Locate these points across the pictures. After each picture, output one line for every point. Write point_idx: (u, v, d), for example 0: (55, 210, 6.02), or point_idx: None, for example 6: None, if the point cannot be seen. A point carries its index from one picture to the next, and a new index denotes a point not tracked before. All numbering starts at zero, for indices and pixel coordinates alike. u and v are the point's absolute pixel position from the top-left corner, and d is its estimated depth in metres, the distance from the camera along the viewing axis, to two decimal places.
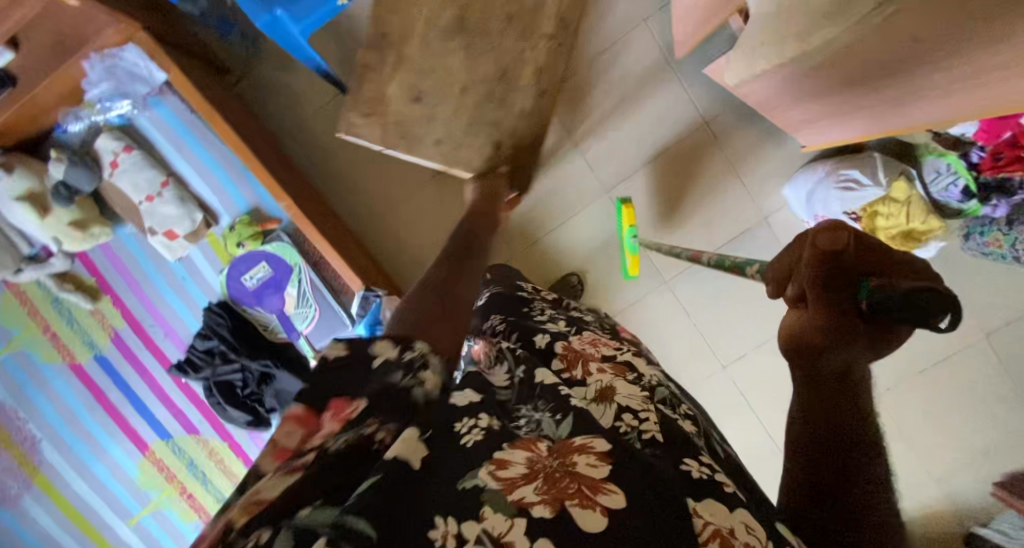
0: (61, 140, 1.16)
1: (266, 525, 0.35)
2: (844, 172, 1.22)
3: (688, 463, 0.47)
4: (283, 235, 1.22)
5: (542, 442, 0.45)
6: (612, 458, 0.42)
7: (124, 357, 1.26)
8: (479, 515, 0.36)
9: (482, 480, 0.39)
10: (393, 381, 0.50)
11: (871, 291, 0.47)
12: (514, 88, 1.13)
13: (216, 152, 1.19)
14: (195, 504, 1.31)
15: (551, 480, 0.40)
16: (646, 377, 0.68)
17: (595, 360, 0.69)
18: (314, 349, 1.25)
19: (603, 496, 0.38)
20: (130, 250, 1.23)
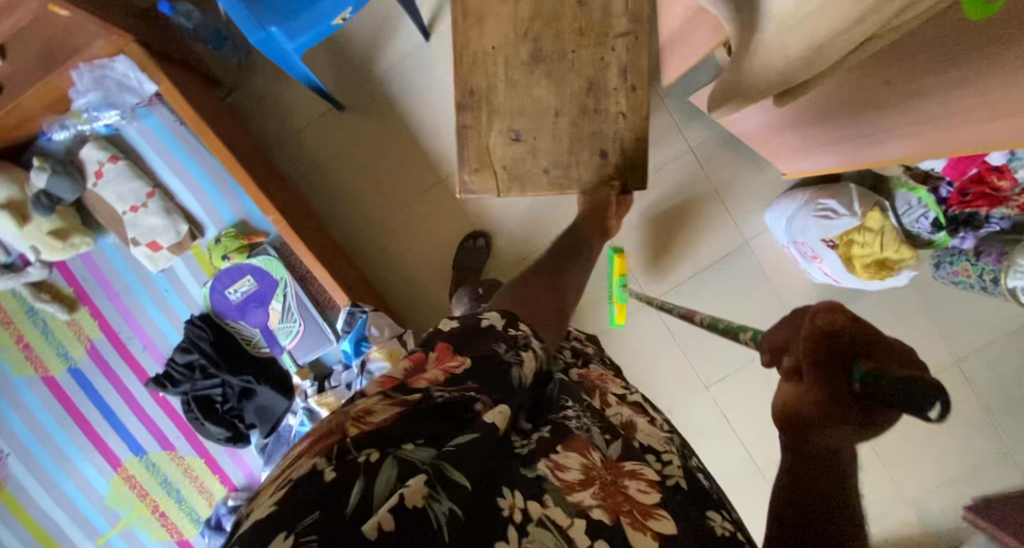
0: (44, 148, 1.15)
1: (372, 447, 0.44)
2: (822, 202, 1.26)
3: (713, 517, 0.54)
4: (270, 248, 1.21)
5: (594, 451, 0.57)
6: (656, 488, 0.55)
7: (99, 370, 1.23)
8: (544, 501, 0.46)
9: (544, 472, 0.50)
10: (501, 352, 0.64)
11: (867, 374, 0.45)
12: (608, 92, 0.89)
13: (205, 165, 1.18)
14: (167, 523, 1.27)
15: (607, 494, 0.51)
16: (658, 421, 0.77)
17: (611, 395, 0.78)
18: (296, 364, 1.24)
19: (653, 522, 0.50)
20: (111, 260, 1.21)
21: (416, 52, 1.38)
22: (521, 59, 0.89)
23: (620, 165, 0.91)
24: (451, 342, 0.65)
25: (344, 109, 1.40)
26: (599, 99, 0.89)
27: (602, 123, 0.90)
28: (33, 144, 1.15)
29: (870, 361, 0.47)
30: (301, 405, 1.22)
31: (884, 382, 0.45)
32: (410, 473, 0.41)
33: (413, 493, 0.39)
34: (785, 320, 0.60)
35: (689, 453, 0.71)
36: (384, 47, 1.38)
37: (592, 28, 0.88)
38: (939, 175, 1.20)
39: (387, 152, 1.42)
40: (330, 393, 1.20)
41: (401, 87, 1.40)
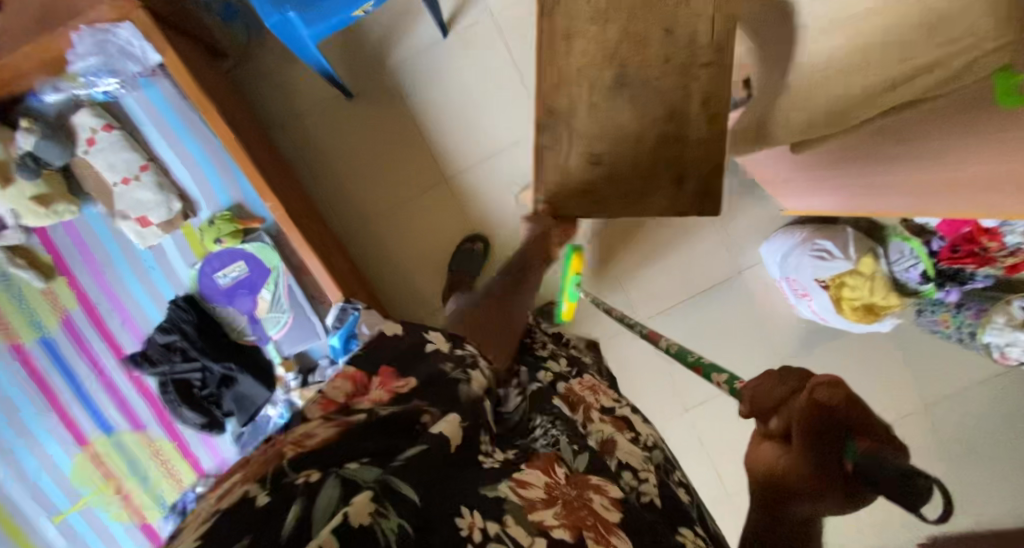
0: (34, 108, 1.09)
1: (315, 467, 0.42)
2: (819, 242, 1.29)
3: (681, 530, 0.52)
4: (265, 235, 1.17)
5: (560, 467, 0.53)
6: (620, 505, 0.50)
7: (73, 342, 1.18)
8: (502, 520, 0.41)
9: (504, 493, 0.44)
10: (444, 371, 0.60)
11: (860, 455, 0.46)
12: (693, 118, 0.92)
13: (204, 142, 1.13)
14: (130, 505, 1.23)
15: (569, 508, 0.46)
16: (644, 435, 0.70)
17: (595, 410, 0.72)
18: (281, 355, 1.21)
19: (615, 538, 0.45)
20: (95, 231, 1.16)
21: (432, 48, 1.36)
22: (605, 82, 0.92)
23: (695, 194, 0.96)
24: (393, 364, 0.63)
25: (352, 97, 1.37)
26: (681, 126, 0.93)
27: (681, 150, 0.94)
28: (21, 104, 1.08)
29: (863, 439, 0.47)
30: (282, 396, 1.21)
31: (881, 467, 0.45)
32: (354, 490, 0.38)
33: (359, 512, 0.35)
34: (774, 377, 0.59)
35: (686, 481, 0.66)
36: (399, 39, 1.36)
37: (681, 50, 0.90)
38: (933, 230, 1.22)
39: (392, 146, 1.40)
40: (313, 389, 1.19)
41: (413, 82, 1.37)
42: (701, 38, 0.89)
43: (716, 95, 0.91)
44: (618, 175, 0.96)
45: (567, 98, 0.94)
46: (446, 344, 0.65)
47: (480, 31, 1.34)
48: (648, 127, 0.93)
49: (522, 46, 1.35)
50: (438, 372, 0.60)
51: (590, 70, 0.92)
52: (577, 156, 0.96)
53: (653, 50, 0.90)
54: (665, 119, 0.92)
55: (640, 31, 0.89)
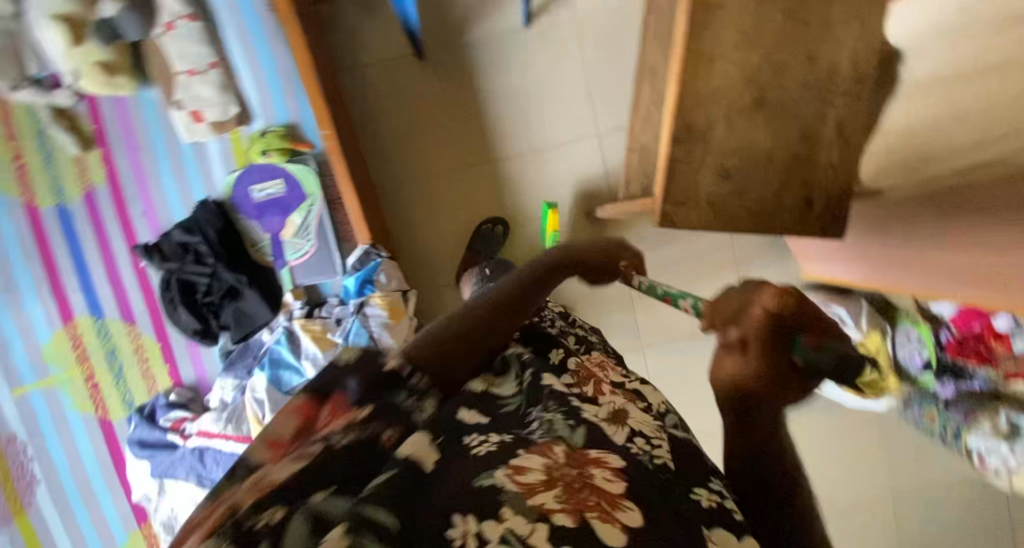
0: None
1: (280, 504, 0.31)
2: (836, 309, 1.34)
3: (697, 490, 0.42)
4: (310, 160, 1.16)
5: (556, 446, 0.40)
6: (626, 475, 0.39)
7: (88, 218, 1.15)
8: (500, 515, 0.31)
9: (499, 481, 0.34)
10: (398, 401, 0.40)
11: (812, 355, 0.39)
12: (826, 145, 0.81)
13: (275, 54, 1.13)
14: (96, 396, 1.19)
15: (570, 490, 0.35)
16: (655, 403, 0.58)
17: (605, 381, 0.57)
18: (293, 284, 1.20)
19: (620, 514, 0.34)
20: (144, 114, 1.14)
21: (510, 32, 1.38)
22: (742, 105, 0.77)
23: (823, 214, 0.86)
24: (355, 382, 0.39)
25: (423, 59, 1.39)
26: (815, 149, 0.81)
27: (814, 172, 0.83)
28: None
29: (810, 337, 0.39)
30: (282, 323, 1.18)
31: (828, 368, 0.38)
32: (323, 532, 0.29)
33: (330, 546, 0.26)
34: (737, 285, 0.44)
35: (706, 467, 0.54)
36: (483, 17, 1.38)
37: (821, 78, 0.77)
38: (945, 320, 1.21)
39: (451, 116, 1.42)
40: (316, 322, 1.18)
41: (485, 59, 1.40)
42: (842, 67, 0.76)
43: (852, 120, 0.80)
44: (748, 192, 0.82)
45: (708, 116, 0.77)
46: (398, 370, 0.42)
47: (560, 28, 1.37)
48: (784, 147, 0.80)
49: (597, 53, 1.38)
50: (396, 405, 0.40)
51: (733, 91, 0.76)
52: (710, 173, 0.80)
53: (794, 76, 0.76)
54: (800, 140, 0.80)
55: (787, 57, 0.75)
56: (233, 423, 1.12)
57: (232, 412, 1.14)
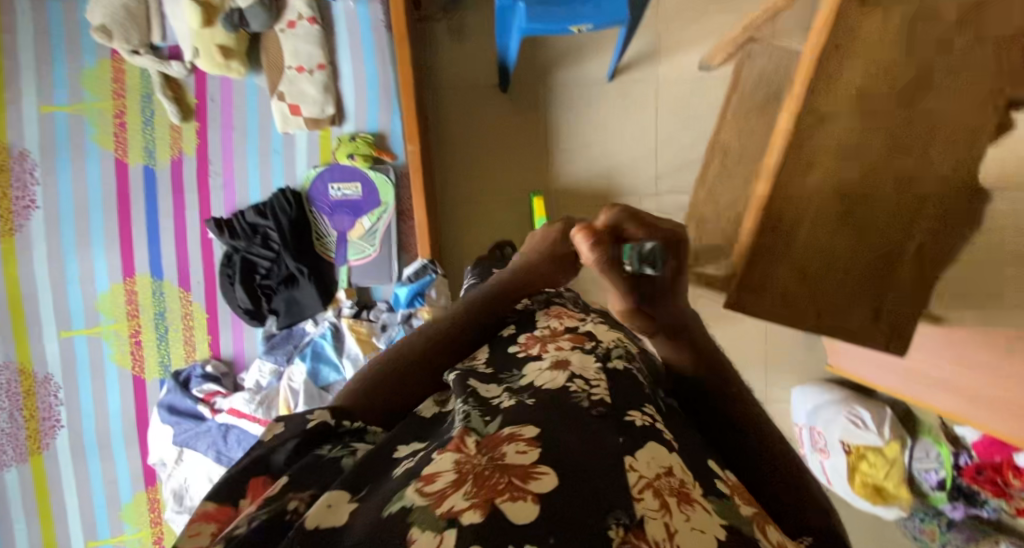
0: None
1: None
2: (857, 410, 1.33)
3: (631, 412, 0.45)
4: (390, 170, 1.21)
5: (469, 436, 0.39)
6: (541, 442, 0.38)
7: (170, 183, 1.18)
8: (406, 540, 0.31)
9: (408, 500, 0.33)
10: (321, 455, 0.42)
11: (637, 253, 0.56)
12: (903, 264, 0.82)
13: (381, 67, 1.18)
14: (136, 353, 1.21)
15: (480, 480, 0.34)
16: (604, 340, 0.57)
17: (552, 335, 0.57)
18: (348, 282, 1.24)
19: (534, 483, 0.34)
20: (245, 98, 1.18)
21: (594, 86, 1.45)
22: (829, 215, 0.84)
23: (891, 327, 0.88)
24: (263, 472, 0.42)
25: (507, 92, 1.46)
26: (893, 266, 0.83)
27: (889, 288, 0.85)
28: None
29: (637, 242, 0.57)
30: (329, 318, 1.21)
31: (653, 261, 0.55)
32: None
33: None
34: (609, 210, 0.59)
35: (667, 395, 0.55)
36: (570, 68, 1.45)
37: (909, 204, 0.79)
38: (966, 444, 1.23)
39: (522, 152, 1.48)
40: (363, 323, 1.21)
41: (565, 105, 1.46)
42: (932, 196, 0.79)
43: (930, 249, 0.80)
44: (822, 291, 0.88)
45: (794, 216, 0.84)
46: (319, 422, 0.45)
47: (642, 91, 1.44)
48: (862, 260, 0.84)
49: (671, 122, 1.44)
50: (320, 461, 0.42)
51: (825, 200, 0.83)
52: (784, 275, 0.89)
53: (882, 196, 0.80)
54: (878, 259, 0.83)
55: (876, 175, 0.80)
56: (263, 407, 1.15)
57: (265, 395, 1.16)
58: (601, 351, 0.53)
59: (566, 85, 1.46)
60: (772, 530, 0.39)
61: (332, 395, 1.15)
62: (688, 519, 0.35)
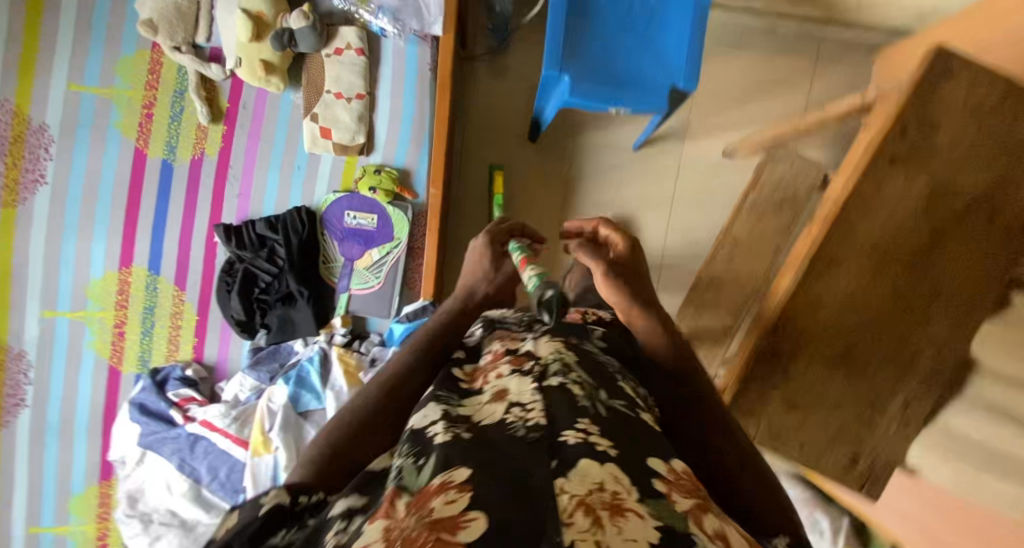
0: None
1: None
2: (816, 516, 1.33)
3: (566, 432, 0.47)
4: (408, 208, 1.22)
5: (401, 499, 0.42)
6: (470, 487, 0.40)
7: (186, 181, 1.17)
8: None
9: None
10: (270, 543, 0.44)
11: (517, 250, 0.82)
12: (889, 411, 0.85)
13: (418, 106, 1.19)
14: (117, 344, 1.18)
15: (407, 541, 0.36)
16: (543, 354, 0.59)
17: (497, 361, 0.61)
18: (345, 309, 1.23)
19: (461, 532, 0.36)
20: (279, 112, 1.18)
21: (619, 155, 1.48)
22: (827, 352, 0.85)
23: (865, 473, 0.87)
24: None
25: (535, 143, 1.48)
26: (878, 412, 0.86)
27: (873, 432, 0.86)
28: None
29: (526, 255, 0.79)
30: (320, 342, 1.20)
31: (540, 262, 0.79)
32: None
33: None
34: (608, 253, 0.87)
35: (617, 394, 0.56)
36: (599, 133, 1.48)
37: (902, 358, 0.84)
38: None
39: (537, 204, 1.50)
40: (353, 354, 1.20)
41: (588, 168, 1.49)
42: (925, 355, 0.83)
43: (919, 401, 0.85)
44: (807, 426, 0.87)
45: (791, 340, 0.85)
46: (269, 502, 0.47)
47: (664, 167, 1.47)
48: (852, 401, 0.86)
49: (687, 204, 1.47)
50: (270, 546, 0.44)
51: (820, 347, 0.85)
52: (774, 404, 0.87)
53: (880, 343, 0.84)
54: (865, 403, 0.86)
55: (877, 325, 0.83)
56: (237, 424, 1.14)
57: (242, 411, 1.15)
58: (539, 371, 0.56)
59: (592, 148, 1.48)
60: (707, 518, 0.42)
61: (308, 422, 1.15)
62: (619, 532, 0.38)
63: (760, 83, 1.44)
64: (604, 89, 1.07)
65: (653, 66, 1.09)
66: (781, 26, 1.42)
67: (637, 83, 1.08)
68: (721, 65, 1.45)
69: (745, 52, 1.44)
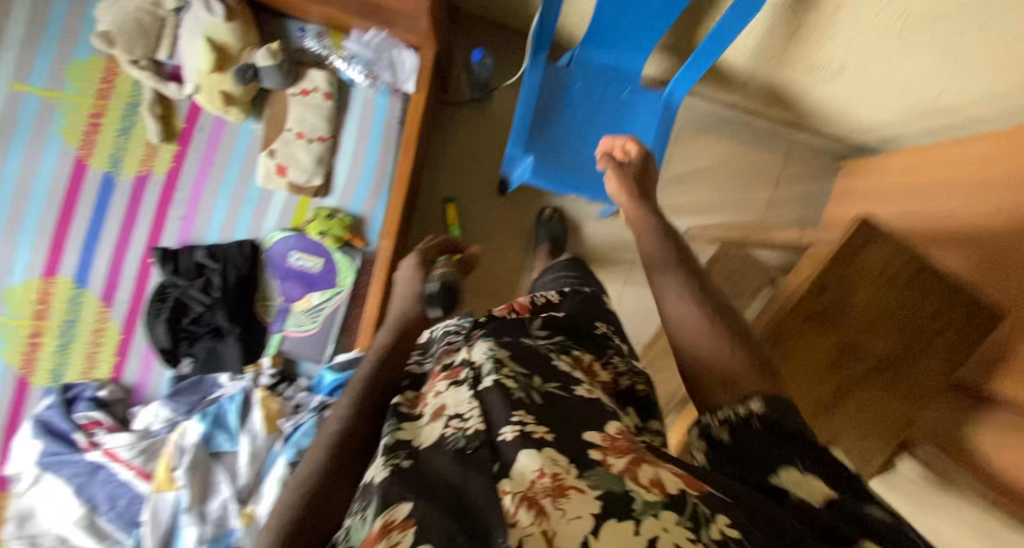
0: (287, 38, 1.09)
1: None
2: None
3: (502, 431, 0.49)
4: (357, 256, 1.18)
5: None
6: (413, 521, 0.41)
7: (128, 196, 1.12)
8: None
9: None
10: None
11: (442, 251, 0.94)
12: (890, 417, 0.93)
13: (381, 156, 1.15)
14: (29, 355, 1.12)
15: None
16: (474, 358, 0.60)
17: (435, 379, 0.61)
18: (277, 348, 1.20)
19: None
20: (236, 140, 1.14)
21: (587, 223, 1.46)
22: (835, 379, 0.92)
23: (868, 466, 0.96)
24: None
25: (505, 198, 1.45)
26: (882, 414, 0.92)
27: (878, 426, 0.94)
28: (280, 28, 1.09)
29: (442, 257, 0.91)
30: (244, 381, 1.17)
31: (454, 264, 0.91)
32: None
33: None
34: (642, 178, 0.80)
35: (551, 376, 0.60)
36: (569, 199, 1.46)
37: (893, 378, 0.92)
38: None
39: (495, 256, 1.46)
40: (276, 399, 1.16)
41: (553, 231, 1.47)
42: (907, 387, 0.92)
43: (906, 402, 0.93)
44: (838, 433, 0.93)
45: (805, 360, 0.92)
46: None
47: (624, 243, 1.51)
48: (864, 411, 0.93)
49: None
50: None
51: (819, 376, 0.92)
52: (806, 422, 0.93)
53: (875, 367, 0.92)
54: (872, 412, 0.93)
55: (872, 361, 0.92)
56: (143, 456, 1.10)
57: (150, 443, 1.11)
58: (473, 377, 0.56)
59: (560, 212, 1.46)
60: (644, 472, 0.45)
61: (218, 464, 1.13)
62: (563, 514, 0.40)
63: (729, 173, 1.45)
64: (567, 175, 1.06)
65: None
66: (757, 121, 1.42)
67: (596, 174, 1.08)
68: (694, 148, 1.44)
69: (721, 142, 1.44)
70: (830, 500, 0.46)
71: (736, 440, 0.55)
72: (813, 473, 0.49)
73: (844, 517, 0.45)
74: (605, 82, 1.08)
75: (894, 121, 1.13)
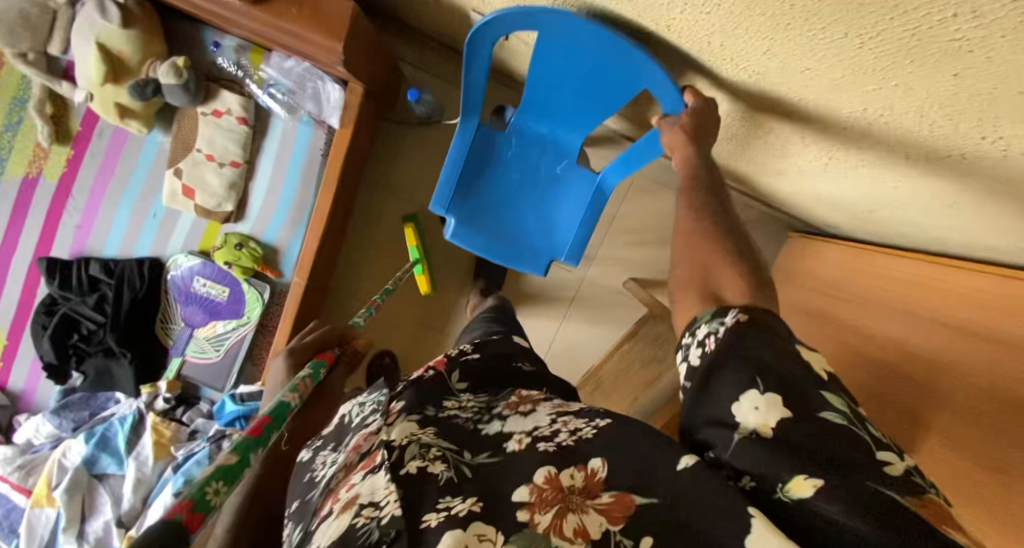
0: (201, 50, 0.97)
1: None
2: None
3: (426, 512, 0.38)
4: (267, 288, 1.10)
5: None
6: None
7: (13, 199, 1.03)
8: None
9: None
10: None
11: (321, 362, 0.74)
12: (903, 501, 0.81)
13: (301, 188, 1.06)
14: None
15: None
16: (395, 438, 0.46)
17: (351, 467, 0.46)
18: (177, 371, 1.14)
19: None
20: (141, 151, 1.04)
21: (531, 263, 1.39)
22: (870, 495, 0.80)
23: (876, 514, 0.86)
24: None
25: None
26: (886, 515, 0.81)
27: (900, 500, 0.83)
28: (194, 38, 0.97)
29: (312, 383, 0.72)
30: (139, 403, 1.11)
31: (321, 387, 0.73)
32: None
33: None
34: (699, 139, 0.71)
35: (481, 449, 0.48)
36: None
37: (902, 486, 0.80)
38: None
39: None
40: (170, 424, 1.11)
41: None
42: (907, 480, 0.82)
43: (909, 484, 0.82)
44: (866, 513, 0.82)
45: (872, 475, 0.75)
46: None
47: (564, 284, 1.38)
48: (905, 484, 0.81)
49: (583, 331, 1.41)
50: None
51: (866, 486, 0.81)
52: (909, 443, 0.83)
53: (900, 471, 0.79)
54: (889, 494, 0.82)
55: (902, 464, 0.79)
56: (21, 472, 1.06)
57: (30, 459, 1.07)
58: (391, 458, 0.43)
59: None
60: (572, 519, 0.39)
61: (103, 487, 1.07)
62: None
63: None
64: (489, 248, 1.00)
65: (547, 231, 1.01)
66: None
67: (524, 241, 1.01)
68: (652, 201, 1.34)
69: None
70: (783, 428, 0.40)
71: (697, 380, 0.48)
72: (774, 394, 0.42)
73: (799, 450, 0.39)
74: (541, 150, 0.98)
75: (853, 228, 1.06)
